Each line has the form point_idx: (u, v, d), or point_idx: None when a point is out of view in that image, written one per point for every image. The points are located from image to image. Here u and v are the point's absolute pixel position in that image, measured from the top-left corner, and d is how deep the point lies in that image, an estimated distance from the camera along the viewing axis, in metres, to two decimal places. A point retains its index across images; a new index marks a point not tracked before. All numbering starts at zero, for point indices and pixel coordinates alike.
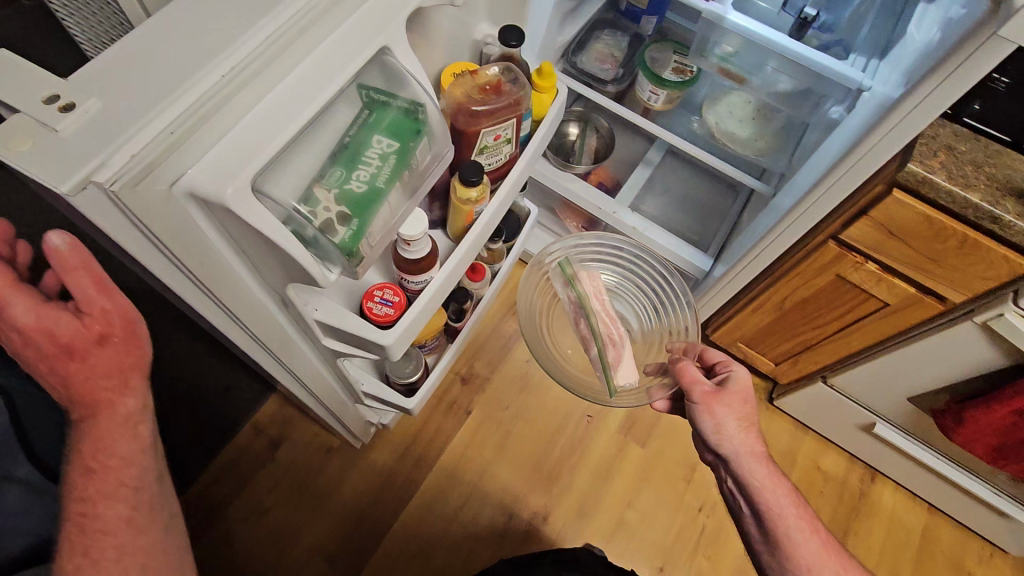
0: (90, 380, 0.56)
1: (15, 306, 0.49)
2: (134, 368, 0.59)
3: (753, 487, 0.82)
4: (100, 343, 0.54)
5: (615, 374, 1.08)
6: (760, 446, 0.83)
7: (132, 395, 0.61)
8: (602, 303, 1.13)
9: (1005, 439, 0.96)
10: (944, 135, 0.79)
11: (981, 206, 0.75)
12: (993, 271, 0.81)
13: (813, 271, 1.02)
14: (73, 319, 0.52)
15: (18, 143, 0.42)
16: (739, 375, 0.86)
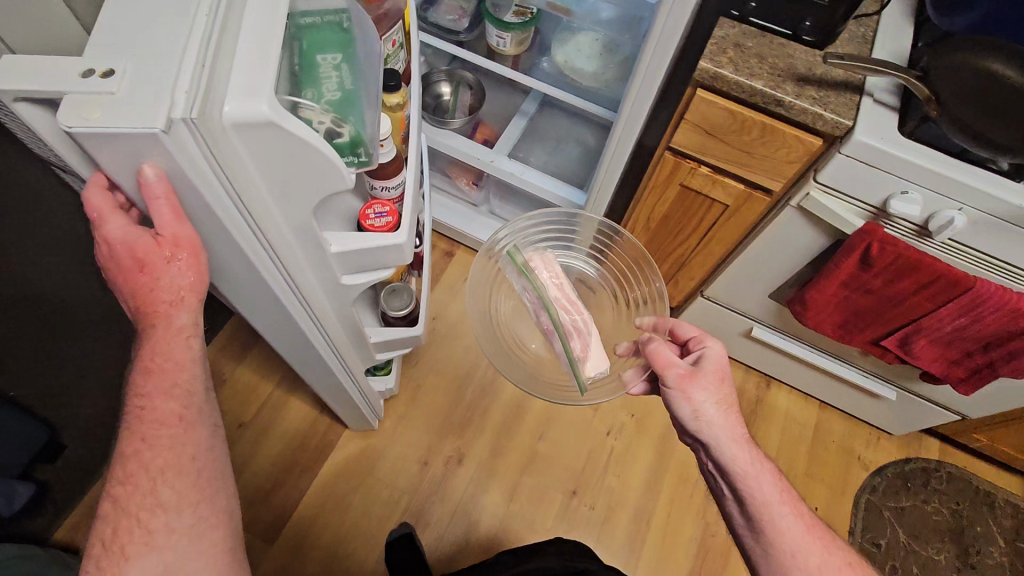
0: (154, 293, 0.59)
1: (112, 223, 0.56)
2: (190, 292, 0.60)
3: (736, 474, 0.76)
4: (167, 261, 0.57)
5: (584, 368, 0.96)
6: (743, 430, 0.77)
7: (185, 310, 0.61)
8: (559, 288, 1.00)
9: (844, 314, 1.05)
10: (734, 35, 0.87)
11: (765, 91, 0.83)
12: (797, 154, 0.90)
13: (661, 185, 1.10)
14: (146, 239, 0.56)
15: (89, 112, 0.45)
16: (713, 350, 0.81)
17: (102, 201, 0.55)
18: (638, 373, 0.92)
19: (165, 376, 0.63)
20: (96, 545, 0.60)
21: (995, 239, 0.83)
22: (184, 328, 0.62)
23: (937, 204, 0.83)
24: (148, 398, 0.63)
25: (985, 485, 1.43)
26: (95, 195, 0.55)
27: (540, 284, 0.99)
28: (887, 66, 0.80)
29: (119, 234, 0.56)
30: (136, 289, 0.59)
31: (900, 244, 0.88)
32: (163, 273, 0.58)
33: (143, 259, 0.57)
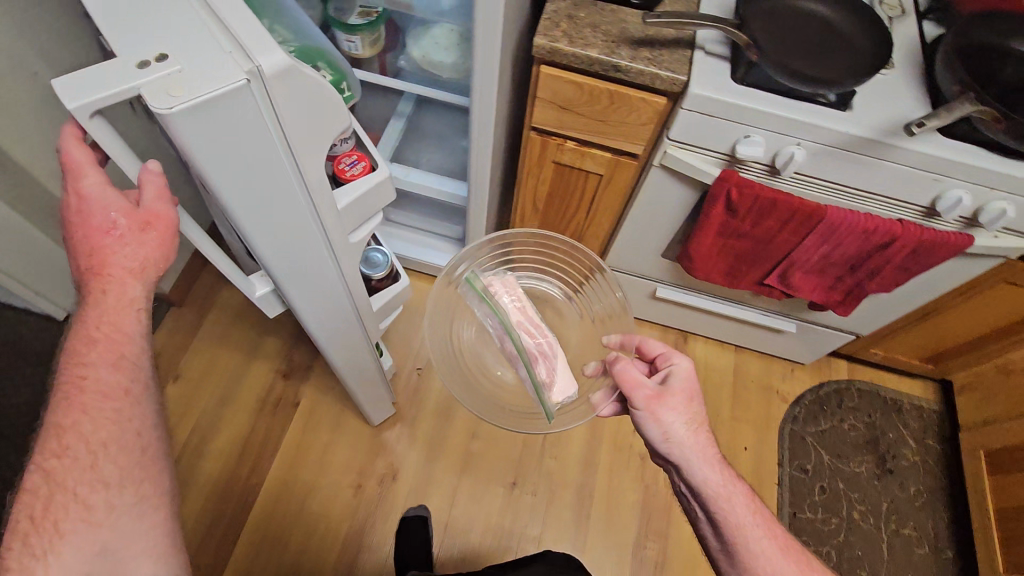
0: (117, 259, 0.58)
1: (89, 178, 0.56)
2: (152, 267, 0.60)
3: (708, 496, 0.73)
4: (141, 230, 0.58)
5: (550, 395, 0.85)
6: (715, 449, 0.75)
7: (140, 282, 0.60)
8: (521, 309, 0.86)
9: (728, 261, 1.10)
10: (565, 7, 0.88)
11: (601, 59, 0.85)
12: (648, 115, 0.92)
13: (536, 165, 1.10)
14: (122, 203, 0.57)
15: (175, 89, 0.46)
16: (682, 368, 0.77)
17: (82, 152, 0.56)
18: (605, 394, 0.87)
19: (119, 345, 0.61)
20: (22, 520, 0.56)
21: (834, 167, 0.89)
22: (136, 303, 0.61)
23: (779, 142, 0.87)
24: (88, 364, 0.60)
25: (890, 392, 1.54)
26: (76, 149, 0.56)
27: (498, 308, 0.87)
28: (709, 19, 0.83)
29: (97, 191, 0.57)
30: (99, 250, 0.58)
31: (756, 187, 0.93)
32: (131, 241, 0.58)
33: (110, 221, 0.57)
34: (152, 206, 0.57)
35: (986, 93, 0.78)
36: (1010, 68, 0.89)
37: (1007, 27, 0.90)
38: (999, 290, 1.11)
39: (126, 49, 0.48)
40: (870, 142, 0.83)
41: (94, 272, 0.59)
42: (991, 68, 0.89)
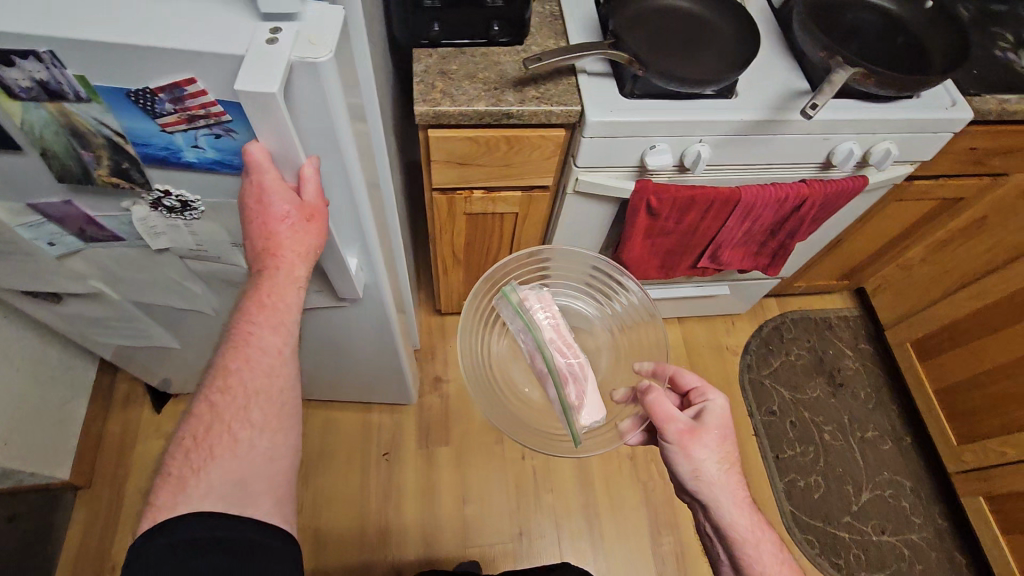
0: (292, 245, 0.62)
1: (269, 175, 0.59)
2: (312, 256, 0.64)
3: (734, 536, 0.77)
4: (308, 216, 0.63)
5: (578, 416, 0.90)
6: (745, 493, 0.78)
7: (306, 266, 0.64)
8: (556, 329, 0.94)
9: (660, 257, 1.10)
10: (434, 63, 0.83)
11: (490, 111, 0.80)
12: (550, 149, 0.88)
13: (447, 221, 1.04)
14: (290, 196, 0.61)
15: (314, 38, 0.54)
16: (716, 406, 0.80)
17: (263, 154, 0.58)
18: (635, 422, 0.87)
19: (279, 314, 0.63)
20: (187, 437, 0.59)
21: (738, 153, 0.90)
22: (299, 282, 0.63)
23: (683, 143, 0.87)
24: (256, 325, 0.62)
25: (818, 314, 1.66)
26: (259, 154, 0.57)
27: (535, 326, 0.94)
28: (584, 44, 0.81)
29: (270, 182, 0.59)
30: (273, 239, 0.61)
31: (672, 188, 0.93)
32: (302, 228, 0.62)
33: (282, 211, 0.61)
34: (314, 196, 0.63)
35: (849, 52, 0.82)
36: (858, 14, 0.94)
37: None
38: (891, 206, 1.20)
39: (237, 37, 0.52)
40: (765, 123, 0.85)
41: (266, 260, 0.62)
42: (841, 20, 0.93)
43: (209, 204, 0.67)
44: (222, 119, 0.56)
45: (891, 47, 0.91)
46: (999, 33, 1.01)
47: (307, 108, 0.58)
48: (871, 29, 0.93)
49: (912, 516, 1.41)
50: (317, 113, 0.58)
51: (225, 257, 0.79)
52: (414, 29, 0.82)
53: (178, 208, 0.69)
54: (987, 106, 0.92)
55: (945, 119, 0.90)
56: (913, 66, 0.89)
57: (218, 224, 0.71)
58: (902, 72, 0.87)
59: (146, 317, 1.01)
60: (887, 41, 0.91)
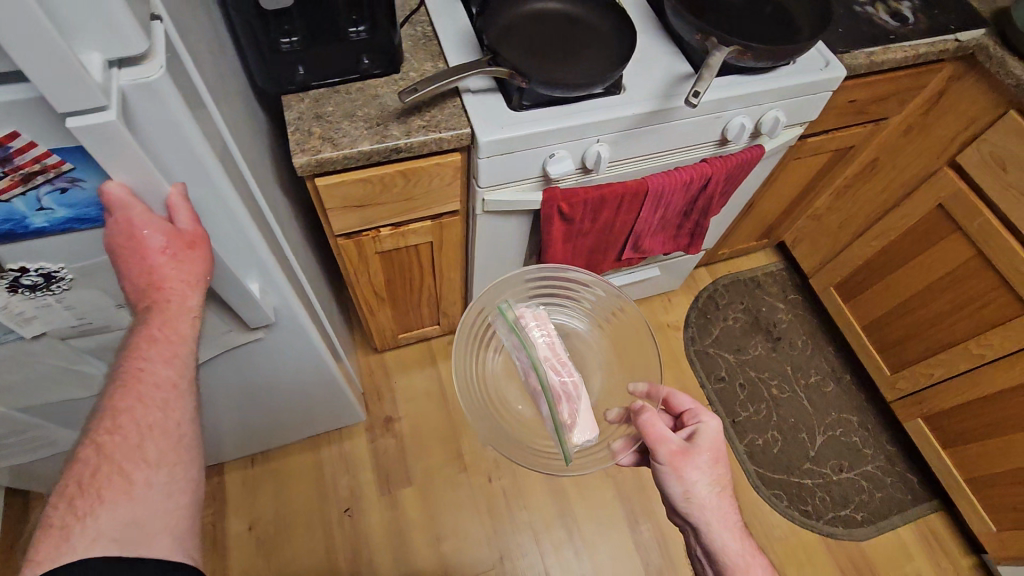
0: (173, 277, 0.55)
1: (135, 209, 0.53)
2: (203, 285, 0.58)
3: (725, 559, 0.78)
4: (187, 245, 0.56)
5: (570, 435, 0.87)
6: (736, 515, 0.80)
7: (195, 293, 0.57)
8: (551, 348, 0.91)
9: (586, 257, 1.09)
10: (308, 107, 0.77)
11: (376, 149, 0.75)
12: (449, 175, 0.85)
13: (361, 262, 0.99)
14: (162, 226, 0.54)
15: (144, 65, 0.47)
16: (710, 428, 0.82)
17: (122, 189, 0.52)
18: (626, 442, 0.86)
19: (173, 349, 0.56)
20: (70, 484, 0.49)
21: (638, 145, 0.90)
22: (193, 311, 0.57)
23: (581, 146, 0.86)
24: (148, 357, 0.55)
25: (746, 275, 1.72)
26: (117, 190, 0.51)
27: (529, 343, 0.90)
28: (462, 65, 0.78)
29: (137, 215, 0.53)
30: (152, 273, 0.55)
31: (581, 192, 0.91)
32: (181, 261, 0.56)
33: (158, 243, 0.54)
34: (190, 222, 0.56)
35: (720, 32, 0.83)
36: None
37: None
38: (791, 165, 1.24)
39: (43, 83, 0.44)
40: (656, 113, 0.85)
41: (148, 296, 0.55)
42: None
43: (77, 270, 0.60)
44: (63, 168, 0.49)
45: (761, 18, 0.93)
46: None
47: (158, 135, 0.50)
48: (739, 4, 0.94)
49: (864, 449, 1.48)
50: (166, 137, 0.51)
51: (114, 322, 0.71)
52: (277, 76, 0.76)
53: (42, 285, 0.61)
54: (857, 61, 0.96)
55: (819, 80, 0.93)
56: (783, 34, 0.91)
57: (95, 288, 0.64)
58: (773, 41, 0.89)
59: (43, 429, 0.90)
60: (757, 13, 0.93)
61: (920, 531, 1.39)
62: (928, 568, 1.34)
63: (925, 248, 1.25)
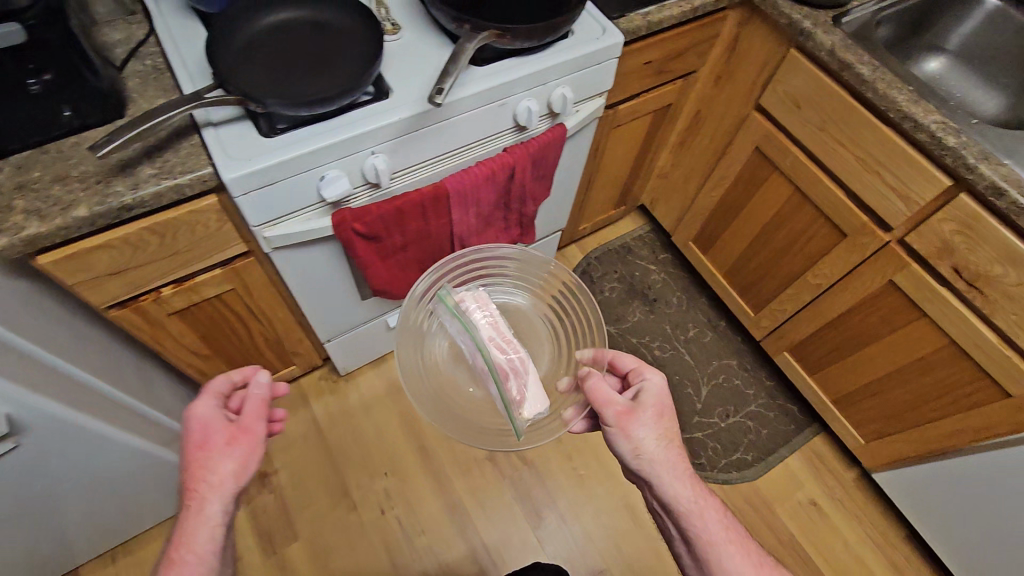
0: (204, 469, 0.62)
1: (202, 410, 0.65)
2: (234, 474, 0.63)
3: (680, 509, 0.76)
4: (227, 442, 0.64)
5: (520, 413, 0.81)
6: (687, 466, 0.78)
7: (219, 500, 0.61)
8: (494, 326, 0.84)
9: (418, 267, 1.04)
10: (8, 178, 0.67)
11: (97, 212, 0.66)
12: (213, 220, 0.77)
13: (157, 326, 0.89)
14: (223, 422, 0.65)
15: None
16: (652, 383, 0.82)
17: (207, 402, 0.66)
18: (578, 410, 0.84)
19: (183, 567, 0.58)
20: None
21: (421, 148, 0.85)
22: (214, 520, 0.60)
23: (356, 162, 0.80)
24: None
25: (615, 244, 1.73)
26: (199, 406, 0.66)
27: (469, 322, 0.84)
28: (183, 98, 0.69)
29: (202, 414, 0.65)
30: (196, 467, 0.62)
31: (374, 208, 0.85)
32: (218, 458, 0.62)
33: (214, 439, 0.64)
34: (249, 416, 0.66)
35: (473, 18, 0.79)
36: None
37: None
38: (615, 134, 1.23)
39: None
40: (428, 113, 0.80)
41: (187, 488, 0.61)
42: None
43: None
44: None
45: None
46: None
47: None
48: None
49: (746, 391, 1.53)
50: None
51: None
52: None
53: None
54: (633, 24, 0.94)
55: (596, 49, 0.91)
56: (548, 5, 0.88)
57: None
58: (537, 17, 0.86)
59: None
60: None
61: (806, 457, 1.45)
62: (818, 492, 1.41)
63: (755, 191, 1.28)
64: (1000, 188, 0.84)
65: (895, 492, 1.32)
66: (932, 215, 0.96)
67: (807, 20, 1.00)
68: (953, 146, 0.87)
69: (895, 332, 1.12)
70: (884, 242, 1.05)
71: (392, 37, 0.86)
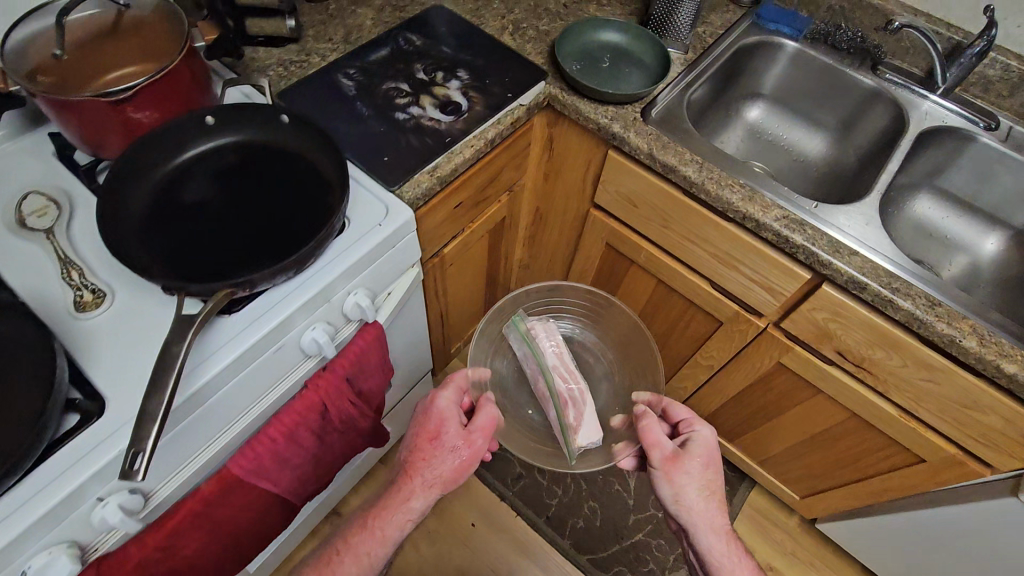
0: (418, 469, 0.77)
1: (445, 398, 0.80)
2: (437, 485, 0.77)
3: (712, 562, 0.73)
4: (450, 449, 0.77)
5: (576, 439, 0.87)
6: (727, 520, 0.74)
7: (423, 497, 0.77)
8: (559, 356, 0.92)
9: (250, 540, 0.81)
10: None
11: None
12: None
13: None
14: (454, 422, 0.79)
15: None
16: (700, 429, 0.78)
17: (450, 400, 0.81)
18: (628, 448, 0.84)
19: (370, 540, 0.76)
20: None
21: (180, 451, 0.62)
22: (410, 513, 0.77)
23: (79, 521, 0.56)
24: None
25: None
26: (442, 400, 0.80)
27: (539, 351, 0.91)
28: None
29: (445, 403, 0.80)
30: (415, 458, 0.78)
31: (137, 549, 0.63)
32: (439, 458, 0.77)
33: (445, 439, 0.78)
34: (478, 428, 0.78)
35: (192, 282, 0.58)
36: (213, 178, 0.72)
37: (167, 142, 0.70)
38: (453, 270, 1.06)
39: None
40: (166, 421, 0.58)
41: (410, 469, 0.77)
42: (198, 200, 0.70)
43: None
44: None
45: (272, 199, 0.71)
46: (394, 87, 0.86)
47: None
48: (242, 187, 0.72)
49: None
50: None
51: None
52: None
53: None
54: (419, 190, 0.77)
55: (382, 239, 0.73)
56: (304, 217, 0.70)
57: None
58: (290, 241, 0.67)
59: None
60: (266, 193, 0.72)
61: (749, 518, 1.38)
62: (771, 554, 1.33)
63: (621, 283, 1.16)
64: (860, 281, 0.76)
65: (841, 537, 1.24)
66: (801, 302, 0.87)
67: (615, 123, 0.88)
68: (800, 243, 0.78)
69: (798, 405, 1.04)
70: (761, 327, 0.96)
71: (97, 309, 0.63)
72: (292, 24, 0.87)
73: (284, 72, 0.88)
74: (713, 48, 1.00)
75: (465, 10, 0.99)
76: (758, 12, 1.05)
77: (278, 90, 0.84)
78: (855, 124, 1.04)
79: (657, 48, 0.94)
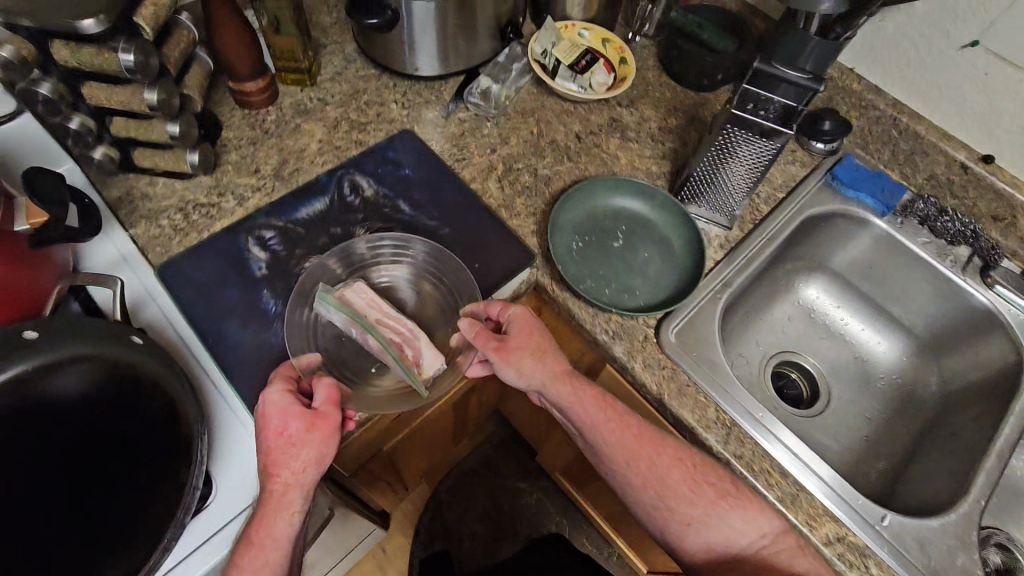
0: (277, 469, 0.50)
1: (273, 393, 0.53)
2: (316, 472, 0.52)
3: (636, 476, 0.58)
4: (308, 427, 0.51)
5: (426, 375, 0.58)
6: (591, 389, 0.60)
7: (302, 492, 0.51)
8: (370, 300, 0.60)
9: None
10: None
11: None
12: None
13: None
14: (296, 409, 0.52)
15: None
16: (514, 309, 0.61)
17: (279, 395, 0.53)
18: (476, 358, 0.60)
19: (266, 556, 0.49)
20: None
21: None
22: (297, 510, 0.51)
23: None
24: None
25: (471, 462, 1.37)
26: (271, 395, 0.53)
27: (338, 305, 0.59)
28: None
29: (277, 398, 0.52)
30: (269, 456, 0.51)
31: None
32: (298, 446, 0.51)
33: (292, 430, 0.51)
34: (327, 403, 0.53)
35: None
36: (13, 418, 0.48)
37: None
38: (399, 452, 0.85)
39: None
40: None
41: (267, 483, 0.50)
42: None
43: None
44: None
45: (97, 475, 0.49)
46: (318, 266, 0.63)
47: None
48: (59, 444, 0.49)
49: None
50: None
51: None
52: None
53: None
54: None
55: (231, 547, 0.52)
56: (135, 515, 0.49)
57: None
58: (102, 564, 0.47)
59: None
60: (93, 459, 0.49)
61: None
62: None
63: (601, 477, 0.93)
64: None
65: None
66: None
67: (617, 343, 0.63)
68: None
69: None
70: None
71: None
72: (194, 158, 0.64)
73: (183, 222, 0.66)
74: (767, 224, 0.74)
75: (443, 137, 0.76)
76: (834, 172, 0.78)
77: (163, 262, 0.63)
78: (950, 338, 0.78)
79: (690, 229, 0.69)
